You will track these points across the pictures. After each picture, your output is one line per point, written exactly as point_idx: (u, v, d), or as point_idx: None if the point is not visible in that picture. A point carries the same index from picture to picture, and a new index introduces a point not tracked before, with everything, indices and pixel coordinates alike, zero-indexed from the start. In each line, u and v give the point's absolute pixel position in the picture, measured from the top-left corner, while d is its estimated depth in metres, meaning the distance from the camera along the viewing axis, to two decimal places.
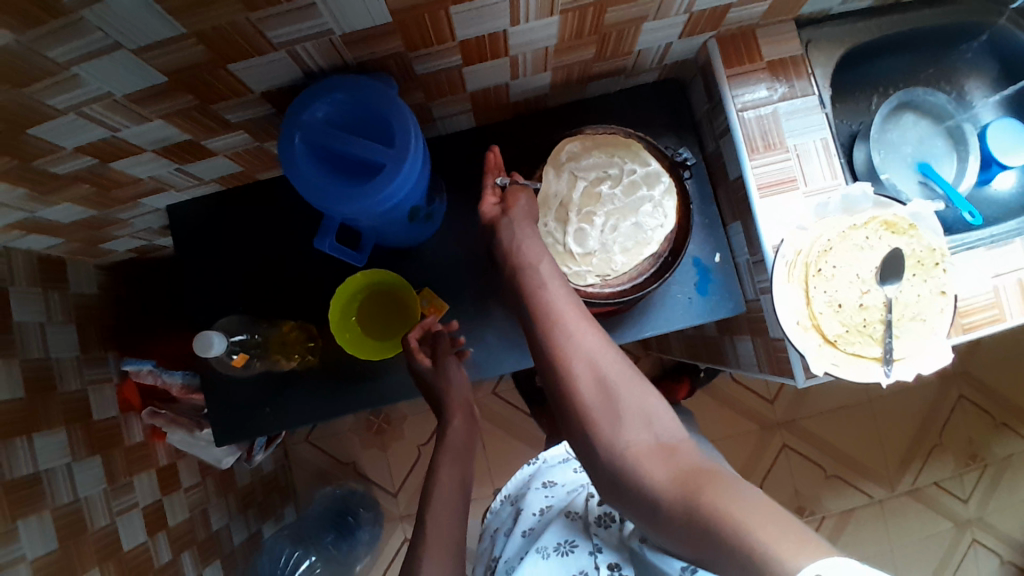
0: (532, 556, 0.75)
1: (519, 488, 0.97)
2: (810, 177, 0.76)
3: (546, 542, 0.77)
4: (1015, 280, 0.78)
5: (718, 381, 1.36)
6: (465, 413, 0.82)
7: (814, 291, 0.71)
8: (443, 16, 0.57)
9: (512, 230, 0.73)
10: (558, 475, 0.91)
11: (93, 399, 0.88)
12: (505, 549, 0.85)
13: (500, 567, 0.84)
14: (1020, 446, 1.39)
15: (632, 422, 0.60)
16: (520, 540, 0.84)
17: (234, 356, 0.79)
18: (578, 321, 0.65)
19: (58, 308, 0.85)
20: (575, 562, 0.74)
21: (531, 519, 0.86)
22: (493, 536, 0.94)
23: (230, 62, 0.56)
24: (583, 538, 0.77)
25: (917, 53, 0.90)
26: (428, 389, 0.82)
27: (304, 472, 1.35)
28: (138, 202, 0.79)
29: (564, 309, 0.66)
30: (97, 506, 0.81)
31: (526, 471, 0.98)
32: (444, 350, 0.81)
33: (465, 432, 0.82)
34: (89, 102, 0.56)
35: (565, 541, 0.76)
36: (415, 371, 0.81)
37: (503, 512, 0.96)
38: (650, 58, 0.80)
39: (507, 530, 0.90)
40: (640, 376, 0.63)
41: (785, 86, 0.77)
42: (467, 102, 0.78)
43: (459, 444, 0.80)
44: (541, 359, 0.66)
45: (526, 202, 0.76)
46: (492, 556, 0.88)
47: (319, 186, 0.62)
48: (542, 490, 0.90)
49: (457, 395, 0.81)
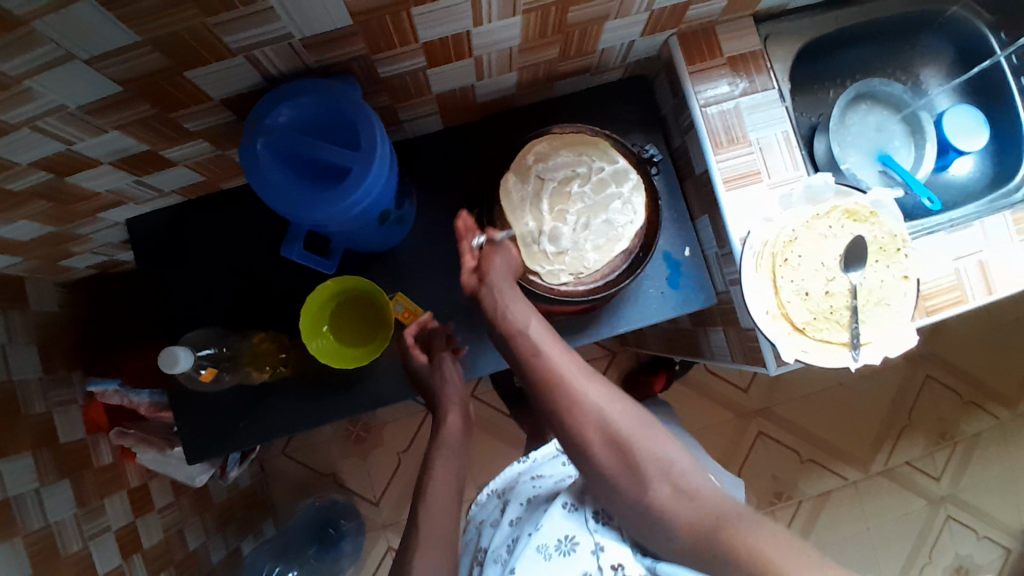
0: (532, 554, 0.73)
1: (507, 483, 0.96)
2: (774, 169, 0.78)
3: (546, 540, 0.74)
4: (976, 263, 0.80)
5: (695, 373, 1.38)
6: (462, 410, 0.81)
7: (781, 280, 0.72)
8: (405, 18, 0.57)
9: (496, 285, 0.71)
10: (548, 469, 0.92)
11: (60, 421, 0.86)
12: (493, 540, 0.85)
13: (488, 558, 0.83)
14: (988, 423, 1.43)
15: (654, 475, 0.63)
16: (509, 532, 0.83)
17: (202, 372, 0.75)
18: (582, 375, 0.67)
19: (19, 329, 0.82)
20: (579, 565, 0.71)
21: (517, 510, 0.86)
22: (479, 528, 0.94)
23: (187, 69, 0.54)
24: (583, 534, 0.74)
25: (872, 44, 0.92)
26: (422, 387, 0.81)
27: (283, 485, 1.32)
28: (98, 216, 0.77)
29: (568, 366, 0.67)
30: (69, 531, 0.78)
31: (515, 468, 0.97)
32: (440, 348, 0.81)
33: (461, 428, 0.80)
34: (43, 115, 0.54)
35: (565, 539, 0.74)
36: (412, 369, 0.81)
37: (489, 505, 0.96)
38: (614, 56, 0.81)
39: (495, 520, 0.90)
40: (655, 425, 0.66)
41: (746, 80, 0.78)
42: (434, 104, 0.77)
43: (454, 443, 0.79)
44: (554, 423, 0.67)
45: (507, 260, 0.74)
46: (480, 548, 0.88)
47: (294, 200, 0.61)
48: (531, 482, 0.91)
49: (454, 391, 0.80)
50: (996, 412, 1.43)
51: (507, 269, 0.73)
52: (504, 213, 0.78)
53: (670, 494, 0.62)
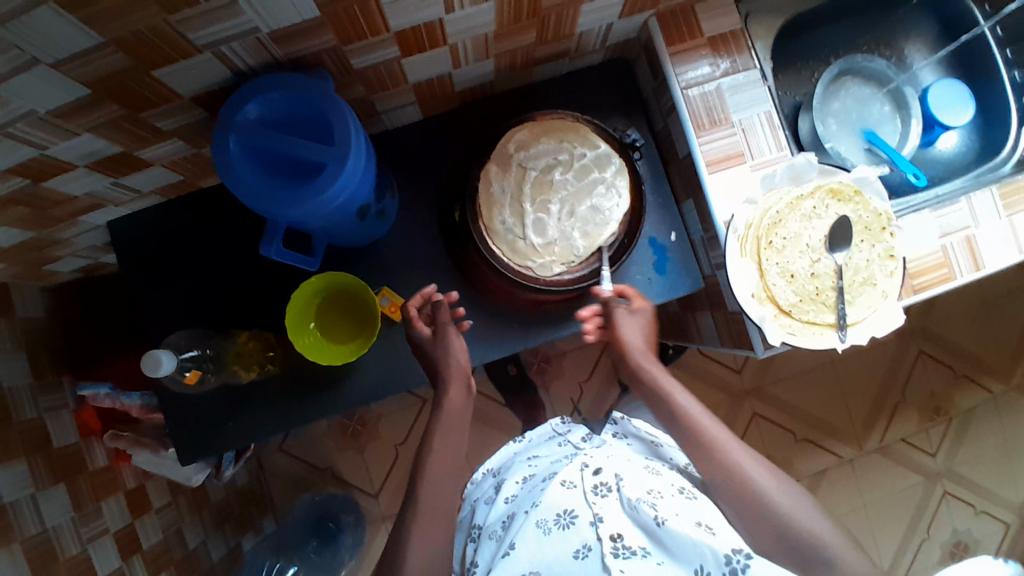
0: (531, 530, 0.72)
1: (503, 462, 0.96)
2: (757, 150, 0.77)
3: (545, 515, 0.73)
4: (963, 239, 0.80)
5: (688, 356, 1.38)
6: (464, 385, 0.78)
7: (768, 263, 0.73)
8: (374, 7, 0.56)
9: (640, 363, 0.77)
10: (544, 451, 0.92)
11: (52, 426, 0.86)
12: (488, 516, 0.84)
13: (484, 534, 0.82)
14: (982, 397, 1.44)
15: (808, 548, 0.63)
16: (505, 509, 0.82)
17: (186, 373, 0.75)
18: (742, 450, 0.70)
19: (6, 336, 0.82)
20: (578, 536, 0.71)
21: (513, 487, 0.85)
22: (473, 505, 0.93)
23: (155, 68, 0.53)
24: (582, 507, 0.73)
25: (854, 18, 0.91)
26: (426, 362, 0.79)
27: (281, 481, 1.33)
28: (79, 220, 0.76)
29: (724, 438, 0.70)
30: (67, 533, 0.79)
31: (511, 449, 0.99)
32: (444, 320, 0.79)
33: (463, 403, 0.78)
34: (14, 121, 0.53)
35: (565, 512, 0.73)
36: (415, 340, 0.79)
37: (484, 484, 0.95)
38: (593, 39, 0.79)
39: (489, 498, 0.89)
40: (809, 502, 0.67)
41: (727, 61, 0.78)
42: (411, 94, 0.76)
43: (458, 417, 0.77)
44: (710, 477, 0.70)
45: (632, 328, 0.79)
46: (474, 524, 0.87)
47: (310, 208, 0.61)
48: (526, 461, 0.91)
49: (457, 364, 0.77)
50: (989, 386, 1.44)
51: (641, 340, 0.79)
52: (487, 203, 0.77)
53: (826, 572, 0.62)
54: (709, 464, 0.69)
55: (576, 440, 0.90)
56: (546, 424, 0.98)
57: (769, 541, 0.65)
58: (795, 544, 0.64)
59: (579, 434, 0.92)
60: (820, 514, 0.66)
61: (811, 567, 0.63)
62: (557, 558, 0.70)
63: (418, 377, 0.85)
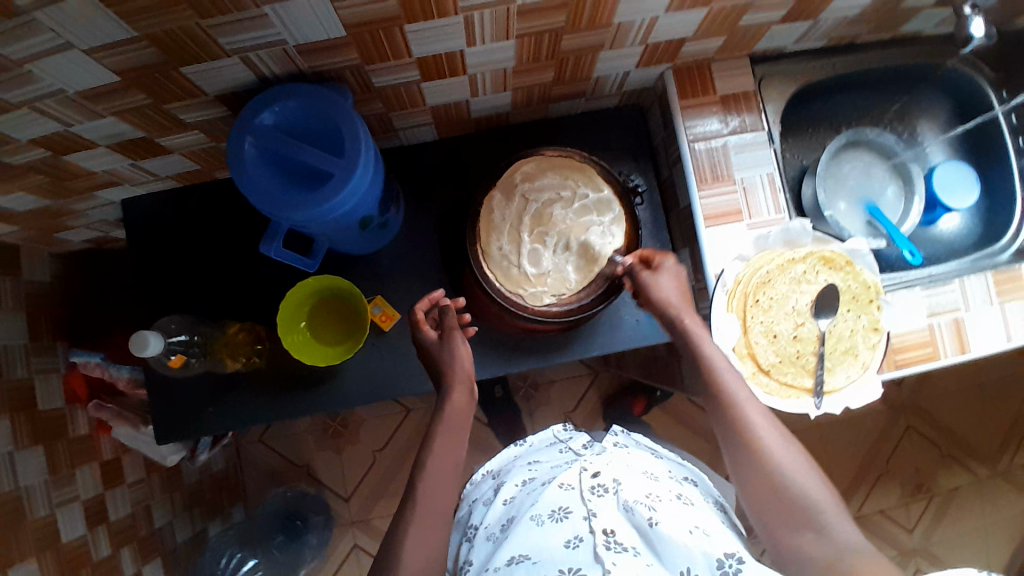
0: (525, 524, 0.66)
1: (503, 464, 0.87)
2: (755, 210, 0.79)
3: (540, 509, 0.67)
4: (950, 320, 0.81)
5: (675, 400, 1.39)
6: (467, 389, 0.74)
7: (752, 320, 0.75)
8: (398, 32, 0.58)
9: (682, 309, 0.72)
10: (544, 456, 0.83)
11: (40, 388, 0.88)
12: (485, 516, 0.75)
13: (479, 534, 0.73)
14: (966, 479, 1.43)
15: (799, 514, 0.58)
16: (503, 510, 0.74)
17: (172, 357, 0.77)
18: (757, 407, 0.65)
19: (9, 296, 0.85)
20: (570, 528, 0.64)
21: (513, 490, 0.77)
22: (470, 506, 0.84)
23: (183, 65, 0.56)
24: (577, 504, 0.67)
25: (869, 92, 0.92)
26: (431, 364, 0.77)
27: (256, 471, 1.34)
28: (94, 194, 0.79)
29: (743, 398, 0.65)
30: (38, 496, 0.81)
31: (512, 451, 0.90)
32: (450, 324, 0.77)
33: (467, 408, 0.73)
34: (43, 97, 0.56)
35: (558, 507, 0.67)
36: (421, 344, 0.78)
37: (483, 485, 0.87)
38: (609, 84, 0.82)
39: (488, 499, 0.80)
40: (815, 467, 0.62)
41: (736, 119, 0.80)
42: (428, 115, 0.79)
43: (459, 423, 0.72)
44: (723, 431, 0.65)
45: (669, 281, 0.75)
46: (470, 525, 0.79)
47: (309, 214, 0.63)
48: (526, 465, 0.82)
49: (461, 369, 0.74)
50: (975, 469, 1.43)
51: (678, 293, 0.74)
52: (487, 227, 0.79)
53: (813, 538, 0.57)
54: (724, 423, 0.65)
55: (578, 448, 0.82)
56: (549, 430, 0.90)
57: (766, 503, 0.60)
58: (787, 509, 0.59)
59: (580, 441, 0.85)
60: (827, 488, 0.60)
61: (798, 533, 0.58)
62: (548, 549, 0.63)
63: (400, 387, 0.86)
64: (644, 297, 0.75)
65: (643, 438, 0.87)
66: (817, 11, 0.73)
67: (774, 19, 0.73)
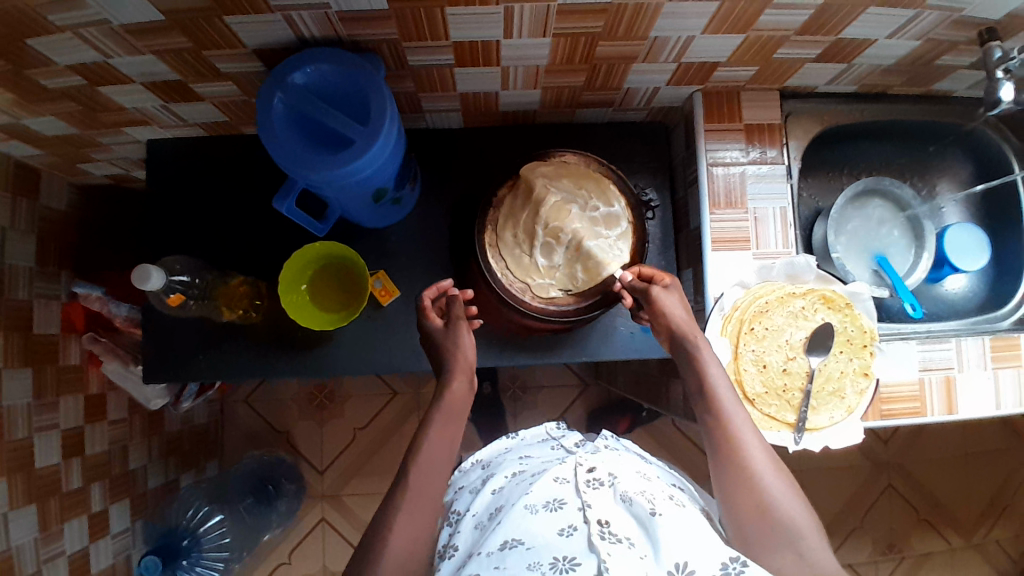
0: (517, 511, 0.63)
1: (494, 456, 0.87)
2: (763, 242, 0.80)
3: (534, 499, 0.65)
4: (942, 376, 0.81)
5: (659, 423, 1.39)
6: (468, 380, 0.74)
7: (744, 347, 0.76)
8: (439, 13, 0.60)
9: (684, 329, 0.70)
10: (536, 452, 0.82)
11: (38, 313, 0.89)
12: (473, 504, 0.74)
13: (466, 521, 0.71)
14: (939, 546, 1.42)
15: (782, 537, 0.58)
16: (491, 500, 0.72)
17: (171, 295, 0.78)
18: (752, 430, 0.65)
19: (23, 218, 0.87)
20: (564, 518, 0.61)
21: (501, 481, 0.75)
22: (456, 493, 0.84)
23: (227, 14, 0.58)
24: (572, 496, 0.64)
25: (891, 144, 0.93)
26: (434, 350, 0.78)
27: (236, 430, 1.34)
28: (121, 130, 0.80)
29: (739, 420, 0.65)
30: (18, 417, 0.82)
31: (502, 443, 0.90)
32: (457, 314, 0.78)
33: (465, 397, 0.73)
34: (87, 25, 0.58)
35: (552, 498, 0.64)
36: (426, 330, 0.79)
37: (471, 474, 0.86)
38: (638, 98, 0.83)
39: (474, 487, 0.80)
40: (803, 498, 0.62)
41: (757, 151, 0.81)
42: (457, 101, 0.80)
43: (458, 409, 0.72)
44: (715, 450, 0.65)
45: (675, 300, 0.72)
46: (453, 511, 0.78)
47: (333, 175, 0.64)
48: (517, 458, 0.81)
49: (463, 359, 0.75)
50: (949, 537, 1.42)
51: (684, 311, 0.72)
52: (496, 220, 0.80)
53: (792, 560, 0.57)
54: (716, 442, 0.65)
55: (570, 446, 0.81)
56: (542, 427, 0.91)
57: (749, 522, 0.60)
58: (771, 532, 0.58)
59: (573, 440, 0.84)
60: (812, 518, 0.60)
61: (779, 555, 0.57)
62: (542, 537, 0.60)
63: (389, 365, 0.87)
64: (651, 312, 0.73)
65: (633, 446, 0.86)
66: (851, 56, 0.74)
67: (809, 57, 0.74)
